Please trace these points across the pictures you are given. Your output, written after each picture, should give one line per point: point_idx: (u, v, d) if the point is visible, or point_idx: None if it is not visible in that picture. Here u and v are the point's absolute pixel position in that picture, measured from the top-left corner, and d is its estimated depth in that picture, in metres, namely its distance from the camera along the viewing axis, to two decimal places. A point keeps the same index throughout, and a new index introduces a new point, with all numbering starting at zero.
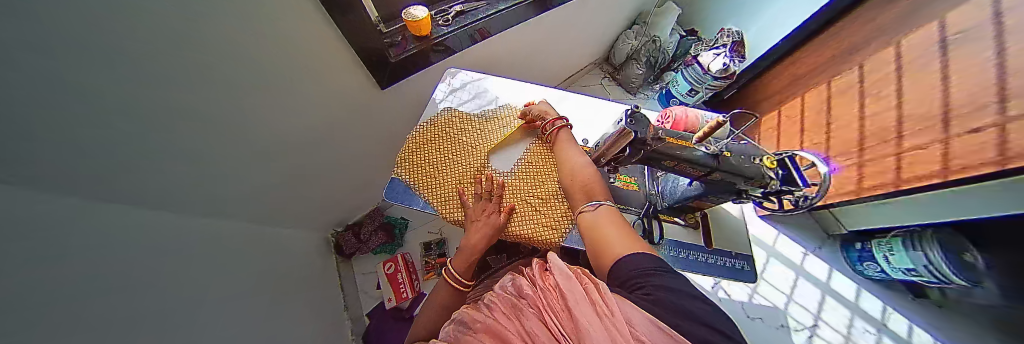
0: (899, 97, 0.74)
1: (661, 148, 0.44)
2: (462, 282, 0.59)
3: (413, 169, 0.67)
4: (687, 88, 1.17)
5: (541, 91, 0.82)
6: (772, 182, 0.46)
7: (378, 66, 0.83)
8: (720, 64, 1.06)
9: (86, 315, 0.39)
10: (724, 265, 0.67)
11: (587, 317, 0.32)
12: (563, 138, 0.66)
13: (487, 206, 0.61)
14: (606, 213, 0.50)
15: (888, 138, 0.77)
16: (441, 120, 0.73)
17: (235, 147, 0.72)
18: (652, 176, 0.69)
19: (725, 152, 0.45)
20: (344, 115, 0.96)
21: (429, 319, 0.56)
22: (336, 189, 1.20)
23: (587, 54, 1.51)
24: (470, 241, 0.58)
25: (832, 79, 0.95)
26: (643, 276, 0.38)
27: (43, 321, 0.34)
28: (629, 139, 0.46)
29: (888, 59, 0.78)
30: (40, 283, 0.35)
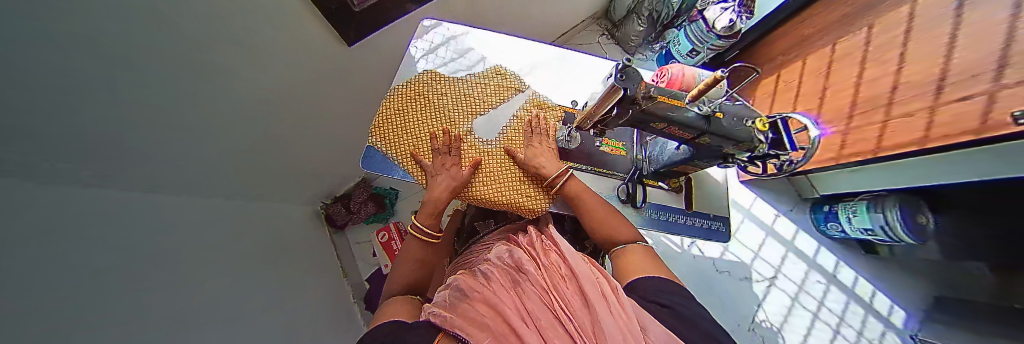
0: (899, 64, 0.72)
1: (650, 107, 0.42)
2: (429, 235, 0.57)
3: (392, 137, 0.63)
4: (688, 48, 1.10)
5: (529, 47, 0.75)
6: (761, 145, 0.45)
7: (346, 18, 0.72)
8: (726, 21, 0.99)
9: (78, 284, 0.40)
10: (700, 227, 0.70)
11: (589, 288, 0.34)
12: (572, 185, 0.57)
13: (445, 160, 0.59)
14: (636, 250, 0.50)
15: (878, 105, 0.77)
16: (420, 82, 0.67)
17: (214, 122, 0.67)
18: (641, 141, 0.68)
19: (718, 112, 0.43)
20: (319, 79, 0.87)
21: (405, 273, 0.53)
22: (319, 157, 1.15)
23: (584, 6, 1.37)
24: (432, 194, 0.57)
25: (838, 42, 0.91)
26: (662, 292, 0.38)
27: (47, 307, 0.34)
28: (617, 98, 0.43)
29: (900, 21, 0.73)
30: (33, 273, 0.34)
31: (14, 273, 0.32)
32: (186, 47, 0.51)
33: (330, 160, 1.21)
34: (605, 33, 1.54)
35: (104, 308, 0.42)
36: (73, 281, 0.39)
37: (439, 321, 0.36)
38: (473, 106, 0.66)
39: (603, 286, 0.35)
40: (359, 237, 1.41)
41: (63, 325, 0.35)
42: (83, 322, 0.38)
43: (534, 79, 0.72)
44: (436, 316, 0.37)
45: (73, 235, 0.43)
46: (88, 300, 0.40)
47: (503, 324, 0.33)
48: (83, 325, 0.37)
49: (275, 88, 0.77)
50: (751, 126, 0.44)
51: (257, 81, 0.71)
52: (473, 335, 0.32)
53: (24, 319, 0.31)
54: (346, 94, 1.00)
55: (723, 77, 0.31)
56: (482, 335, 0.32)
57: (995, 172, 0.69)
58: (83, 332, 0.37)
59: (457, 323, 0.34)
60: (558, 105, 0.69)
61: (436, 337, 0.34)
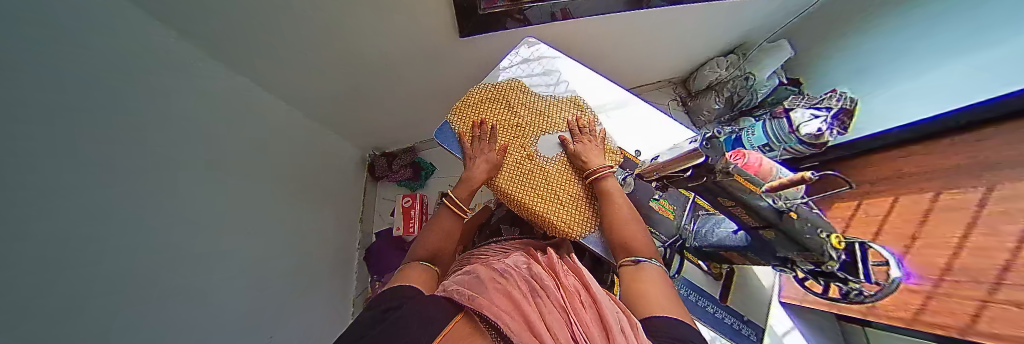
0: (1018, 245, 0.60)
1: (725, 184, 0.40)
2: (461, 208, 0.60)
3: (467, 120, 0.69)
4: (763, 141, 1.03)
5: (613, 87, 0.78)
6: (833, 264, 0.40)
7: (466, 16, 0.82)
8: (814, 128, 0.93)
9: (115, 149, 0.45)
10: (731, 327, 0.64)
11: (611, 318, 0.33)
12: (613, 190, 0.59)
13: (481, 146, 0.65)
14: (651, 271, 0.47)
15: (984, 278, 0.65)
16: (508, 85, 0.74)
17: (278, 40, 0.74)
18: (693, 212, 0.66)
19: (794, 212, 0.40)
20: (415, 57, 0.99)
21: (432, 240, 0.56)
22: (384, 119, 1.28)
23: (668, 67, 1.40)
24: (472, 171, 0.61)
25: (944, 189, 0.80)
26: (674, 341, 0.32)
27: (68, 145, 0.38)
28: (693, 162, 0.44)
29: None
30: (68, 111, 0.38)
31: (50, 126, 0.36)
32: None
33: (388, 123, 1.31)
34: (678, 99, 1.53)
35: (123, 179, 0.46)
36: (111, 147, 0.44)
37: (460, 298, 0.38)
38: (544, 116, 0.71)
39: (624, 322, 0.33)
40: (386, 194, 1.54)
41: (74, 186, 0.39)
42: (98, 185, 0.42)
43: (602, 115, 0.75)
44: (457, 293, 0.39)
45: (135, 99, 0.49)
46: (116, 166, 0.45)
47: (519, 322, 0.33)
48: (96, 189, 0.42)
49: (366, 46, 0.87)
50: (824, 238, 0.39)
51: (353, 31, 0.81)
52: (492, 316, 0.33)
53: (41, 170, 0.34)
54: (431, 76, 1.10)
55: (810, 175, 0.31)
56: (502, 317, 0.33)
57: None
58: (90, 195, 0.41)
59: (478, 302, 0.36)
60: (620, 149, 0.70)
61: (455, 318, 0.36)
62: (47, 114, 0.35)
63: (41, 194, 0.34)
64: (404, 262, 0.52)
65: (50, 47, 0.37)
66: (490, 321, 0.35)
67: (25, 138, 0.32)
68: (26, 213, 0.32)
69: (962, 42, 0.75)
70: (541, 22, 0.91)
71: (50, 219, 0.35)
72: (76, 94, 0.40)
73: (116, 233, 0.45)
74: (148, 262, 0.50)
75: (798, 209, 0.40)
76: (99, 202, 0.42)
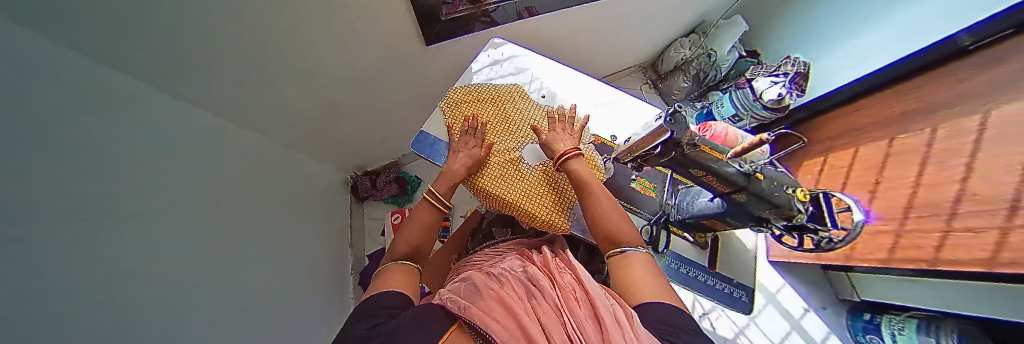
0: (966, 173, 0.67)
1: (694, 154, 0.42)
2: (442, 201, 0.56)
3: (454, 118, 0.68)
4: (732, 112, 1.09)
5: (588, 81, 0.80)
6: (799, 216, 0.44)
7: (428, 22, 0.82)
8: (776, 93, 0.98)
9: (93, 197, 0.43)
10: (723, 291, 0.66)
11: (603, 310, 0.34)
12: (583, 172, 0.56)
13: (470, 140, 0.63)
14: (640, 257, 0.46)
15: (941, 211, 0.71)
16: (491, 85, 0.74)
17: (252, 72, 0.73)
18: (674, 188, 0.68)
19: (759, 173, 0.43)
20: (384, 70, 0.97)
21: (414, 236, 0.52)
22: (362, 137, 1.25)
23: (634, 53, 1.44)
24: (453, 166, 0.60)
25: (895, 137, 0.86)
26: (667, 325, 0.32)
27: (58, 209, 0.37)
28: (662, 138, 0.43)
29: (966, 140, 0.68)
30: (57, 174, 0.37)
31: (38, 177, 0.35)
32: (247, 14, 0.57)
33: (366, 140, 1.28)
34: (648, 82, 1.58)
35: (106, 227, 0.44)
36: (92, 195, 0.43)
37: (455, 307, 0.38)
38: (520, 116, 0.70)
39: (618, 310, 0.34)
40: (373, 213, 1.50)
41: (64, 238, 0.37)
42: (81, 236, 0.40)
43: (576, 109, 0.75)
44: (452, 302, 0.39)
45: (115, 153, 0.47)
46: (96, 215, 0.43)
47: (514, 328, 0.33)
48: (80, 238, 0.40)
49: (332, 64, 0.86)
50: (790, 193, 0.43)
51: (320, 51, 0.80)
52: (484, 326, 0.34)
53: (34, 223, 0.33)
54: (404, 87, 1.09)
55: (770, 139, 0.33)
56: (497, 329, 0.33)
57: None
58: (78, 246, 0.39)
59: (472, 313, 0.36)
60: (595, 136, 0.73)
61: (449, 327, 0.35)
62: (38, 182, 0.34)
63: (34, 249, 0.33)
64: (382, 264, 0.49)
65: (36, 110, 0.36)
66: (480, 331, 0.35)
67: (19, 205, 0.31)
68: (28, 282, 0.31)
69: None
70: (508, 21, 0.92)
71: (48, 274, 0.34)
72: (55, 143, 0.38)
73: (106, 284, 0.43)
74: (140, 310, 0.48)
75: (764, 170, 0.44)
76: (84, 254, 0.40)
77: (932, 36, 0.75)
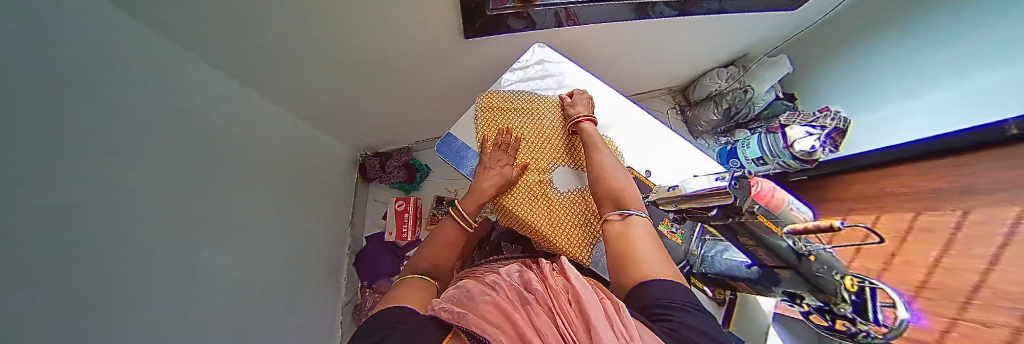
0: (940, 255, 0.65)
1: (748, 222, 0.47)
2: (467, 220, 0.59)
3: (487, 129, 0.68)
4: (757, 155, 1.08)
5: (626, 103, 0.77)
6: (842, 305, 0.41)
7: (473, 14, 0.77)
8: (808, 145, 0.92)
9: (83, 163, 0.43)
10: None
11: (591, 307, 0.33)
12: (597, 141, 0.62)
13: (501, 157, 0.63)
14: (637, 223, 0.46)
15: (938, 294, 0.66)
16: (524, 97, 0.73)
17: (261, 38, 0.69)
18: (701, 237, 0.68)
19: (813, 255, 0.42)
20: (416, 60, 0.96)
21: (434, 254, 0.55)
22: (379, 118, 1.24)
23: (669, 77, 1.42)
24: (482, 184, 0.59)
25: (882, 213, 0.83)
26: (672, 305, 0.33)
27: (21, 171, 0.35)
28: (722, 201, 0.49)
29: (949, 221, 0.65)
30: (24, 132, 0.35)
31: (17, 151, 0.34)
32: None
33: (384, 121, 1.28)
34: (676, 107, 1.58)
35: (90, 191, 0.44)
36: (80, 160, 0.42)
37: (448, 317, 0.36)
38: (547, 134, 0.68)
39: (608, 308, 0.33)
40: (378, 195, 1.58)
41: (29, 191, 0.36)
42: (63, 203, 0.40)
43: (612, 135, 0.73)
44: (444, 312, 0.37)
45: (89, 109, 0.44)
46: (84, 180, 0.43)
47: (509, 335, 0.32)
48: (61, 204, 0.40)
49: (352, 44, 0.83)
50: (838, 280, 0.41)
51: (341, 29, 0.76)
52: (481, 333, 0.32)
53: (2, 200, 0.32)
54: (433, 79, 1.07)
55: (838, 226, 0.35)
56: (495, 336, 0.31)
57: None
58: (57, 214, 0.39)
59: (464, 322, 0.34)
60: (629, 167, 0.71)
61: (442, 339, 0.34)
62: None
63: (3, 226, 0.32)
64: (400, 277, 0.51)
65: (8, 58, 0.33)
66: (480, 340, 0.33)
67: None
68: None
69: (967, 66, 0.70)
70: (542, 22, 0.86)
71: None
72: (44, 111, 0.37)
73: (82, 248, 0.43)
74: (115, 275, 0.48)
75: (820, 252, 0.43)
76: (63, 219, 0.40)
77: (954, 124, 0.70)
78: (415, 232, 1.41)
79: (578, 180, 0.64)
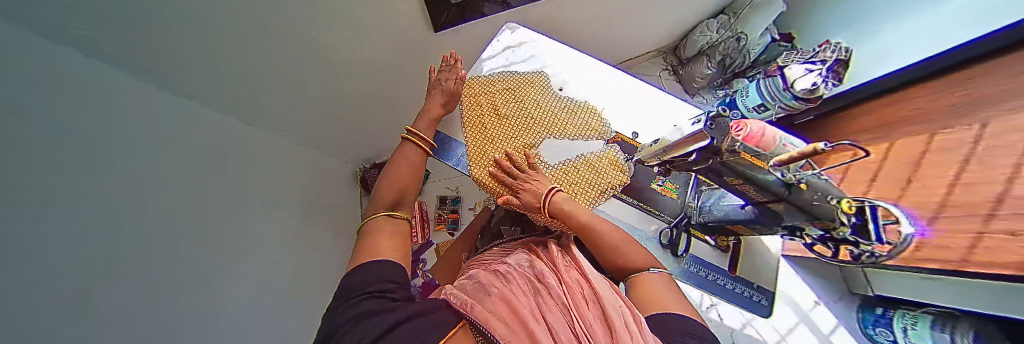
0: (959, 175, 0.63)
1: (730, 161, 0.43)
2: (418, 136, 0.60)
3: (472, 114, 0.69)
4: (757, 102, 1.01)
5: (608, 71, 0.75)
6: (842, 229, 0.40)
7: (439, 7, 0.81)
8: (808, 83, 0.89)
9: (117, 181, 0.42)
10: (743, 295, 0.66)
11: (613, 314, 0.33)
12: (562, 199, 0.54)
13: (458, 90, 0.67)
14: (655, 279, 0.45)
15: (924, 213, 0.67)
16: (504, 80, 0.73)
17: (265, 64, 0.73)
18: (697, 189, 0.68)
19: (803, 183, 0.42)
20: (393, 59, 0.96)
21: (399, 177, 0.54)
22: (371, 129, 1.24)
23: (655, 37, 1.37)
24: (433, 103, 0.65)
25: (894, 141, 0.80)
26: (686, 336, 0.32)
27: (105, 207, 0.40)
28: (702, 143, 0.45)
29: (966, 138, 0.63)
30: (102, 170, 0.40)
31: (94, 190, 0.39)
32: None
33: (378, 131, 1.29)
34: (668, 68, 1.52)
35: (160, 225, 0.49)
36: (140, 199, 0.46)
37: (458, 303, 0.38)
38: (529, 122, 0.68)
39: (627, 315, 0.33)
40: None
41: (113, 225, 0.41)
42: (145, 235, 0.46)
43: (597, 103, 0.72)
44: (456, 297, 0.40)
45: (149, 152, 0.49)
46: (140, 193, 0.46)
47: (515, 326, 0.33)
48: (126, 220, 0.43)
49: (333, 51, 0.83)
50: (833, 205, 0.40)
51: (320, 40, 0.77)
52: (484, 324, 0.33)
53: (65, 203, 0.35)
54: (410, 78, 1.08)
55: (825, 150, 0.31)
56: (498, 327, 0.32)
57: None
58: (136, 244, 0.44)
59: (476, 311, 0.35)
60: (616, 133, 0.69)
61: (456, 322, 0.36)
62: (81, 180, 0.37)
63: (11, 203, 0.28)
64: (364, 217, 0.51)
65: (70, 108, 0.38)
66: (484, 331, 0.34)
67: (58, 208, 0.34)
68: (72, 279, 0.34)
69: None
70: (520, 3, 0.90)
71: (96, 269, 0.37)
72: (105, 149, 0.41)
73: (145, 263, 0.45)
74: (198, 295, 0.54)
75: (812, 179, 0.41)
76: (125, 229, 0.42)
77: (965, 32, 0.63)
78: (424, 234, 1.42)
79: (566, 151, 0.65)
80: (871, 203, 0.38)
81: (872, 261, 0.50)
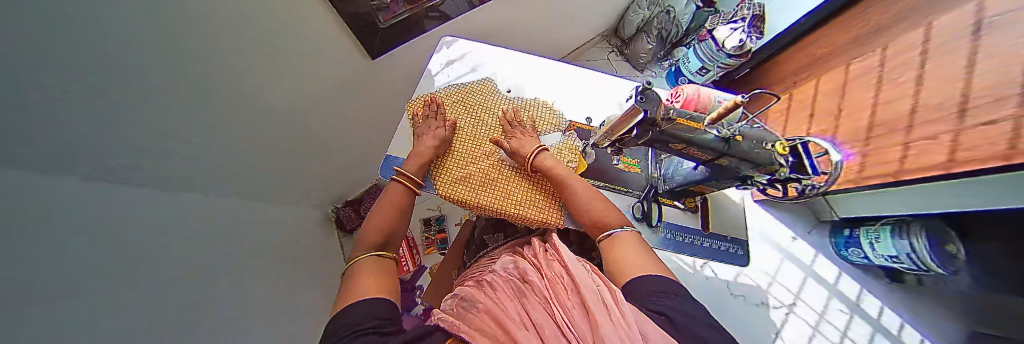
0: (876, 97, 0.70)
1: (669, 128, 0.46)
2: (412, 180, 0.58)
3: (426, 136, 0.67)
4: (698, 66, 1.08)
5: (550, 64, 0.77)
6: (783, 169, 0.46)
7: (367, 34, 0.77)
8: (737, 40, 0.96)
9: (91, 286, 0.38)
10: (717, 249, 0.70)
11: (590, 296, 0.33)
12: (550, 161, 0.59)
13: (432, 124, 0.65)
14: (629, 239, 0.48)
15: (859, 138, 0.73)
16: (452, 95, 0.72)
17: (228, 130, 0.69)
18: (656, 159, 0.71)
19: (737, 136, 0.46)
20: (341, 93, 0.92)
21: (379, 222, 0.52)
22: (337, 169, 1.18)
23: (596, 22, 1.42)
24: (420, 147, 0.61)
25: (820, 77, 0.87)
26: (654, 295, 0.35)
27: (87, 317, 0.37)
28: (637, 119, 0.47)
29: (872, 63, 0.71)
30: (78, 273, 0.37)
31: (72, 301, 0.36)
32: (219, 50, 0.54)
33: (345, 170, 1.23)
34: (615, 49, 1.59)
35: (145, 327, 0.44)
36: (121, 302, 0.42)
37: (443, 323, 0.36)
38: (488, 129, 0.68)
39: (606, 296, 0.33)
40: None
41: (101, 334, 0.37)
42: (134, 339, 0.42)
43: (546, 97, 0.74)
44: (440, 320, 0.37)
45: (126, 248, 0.45)
46: (120, 291, 0.43)
47: (502, 333, 0.32)
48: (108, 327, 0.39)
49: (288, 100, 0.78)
50: (770, 149, 0.46)
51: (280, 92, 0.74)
52: (468, 338, 0.31)
53: (40, 298, 0.32)
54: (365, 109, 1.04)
55: (742, 101, 0.34)
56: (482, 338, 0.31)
57: (994, 201, 0.58)
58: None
59: (460, 328, 0.33)
60: (569, 121, 0.71)
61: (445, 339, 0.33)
62: (62, 292, 0.34)
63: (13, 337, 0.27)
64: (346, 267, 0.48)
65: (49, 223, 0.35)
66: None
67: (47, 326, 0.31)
68: None
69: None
70: (460, 13, 0.90)
71: None
72: (75, 251, 0.38)
73: None
74: None
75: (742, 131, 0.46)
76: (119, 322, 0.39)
77: None
78: (414, 260, 1.36)
79: None
80: (799, 142, 0.47)
81: (813, 191, 0.59)
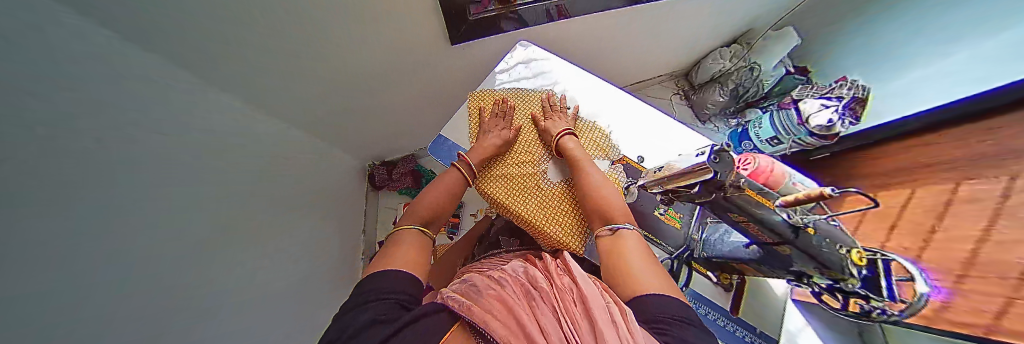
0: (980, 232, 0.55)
1: (736, 197, 0.46)
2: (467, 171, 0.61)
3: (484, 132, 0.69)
4: (770, 134, 1.01)
5: (615, 91, 0.76)
6: (852, 279, 0.43)
7: (455, 21, 0.81)
8: (824, 119, 0.86)
9: (120, 182, 0.42)
10: (735, 333, 0.71)
11: (598, 311, 0.33)
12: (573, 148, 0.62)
13: (499, 122, 0.68)
14: (630, 236, 0.49)
15: None
16: (521, 99, 0.74)
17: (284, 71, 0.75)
18: (700, 220, 0.66)
19: (810, 227, 0.44)
20: (407, 65, 0.98)
21: (431, 201, 0.56)
22: (382, 132, 1.27)
23: (670, 61, 1.37)
24: (483, 142, 0.64)
25: None
26: (667, 319, 0.33)
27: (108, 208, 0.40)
28: (703, 177, 0.47)
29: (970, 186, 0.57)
30: (117, 168, 0.41)
31: (101, 193, 0.39)
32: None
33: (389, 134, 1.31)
34: (680, 92, 1.53)
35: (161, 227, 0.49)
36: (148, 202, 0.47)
37: (454, 304, 0.37)
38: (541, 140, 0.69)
39: (615, 313, 0.32)
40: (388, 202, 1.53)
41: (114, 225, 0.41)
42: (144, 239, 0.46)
43: (603, 123, 0.73)
44: (452, 300, 0.38)
45: (167, 155, 0.50)
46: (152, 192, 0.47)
47: (512, 327, 0.32)
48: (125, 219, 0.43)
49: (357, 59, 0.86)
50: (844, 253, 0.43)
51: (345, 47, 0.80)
52: (481, 323, 0.33)
53: (72, 182, 0.35)
54: (424, 86, 1.10)
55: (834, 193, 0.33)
56: (495, 326, 0.32)
57: None
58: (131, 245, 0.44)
59: (472, 313, 0.34)
60: (622, 155, 0.70)
61: (451, 325, 0.35)
62: (92, 180, 0.38)
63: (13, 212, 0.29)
64: (393, 230, 0.52)
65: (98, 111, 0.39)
66: (480, 331, 0.33)
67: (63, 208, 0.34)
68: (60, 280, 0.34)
69: (963, 30, 0.65)
70: (538, 22, 0.91)
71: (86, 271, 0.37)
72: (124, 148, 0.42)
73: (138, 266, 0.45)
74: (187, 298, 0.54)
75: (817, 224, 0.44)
76: (128, 210, 0.43)
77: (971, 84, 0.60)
78: None
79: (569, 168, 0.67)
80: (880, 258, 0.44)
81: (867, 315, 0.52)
